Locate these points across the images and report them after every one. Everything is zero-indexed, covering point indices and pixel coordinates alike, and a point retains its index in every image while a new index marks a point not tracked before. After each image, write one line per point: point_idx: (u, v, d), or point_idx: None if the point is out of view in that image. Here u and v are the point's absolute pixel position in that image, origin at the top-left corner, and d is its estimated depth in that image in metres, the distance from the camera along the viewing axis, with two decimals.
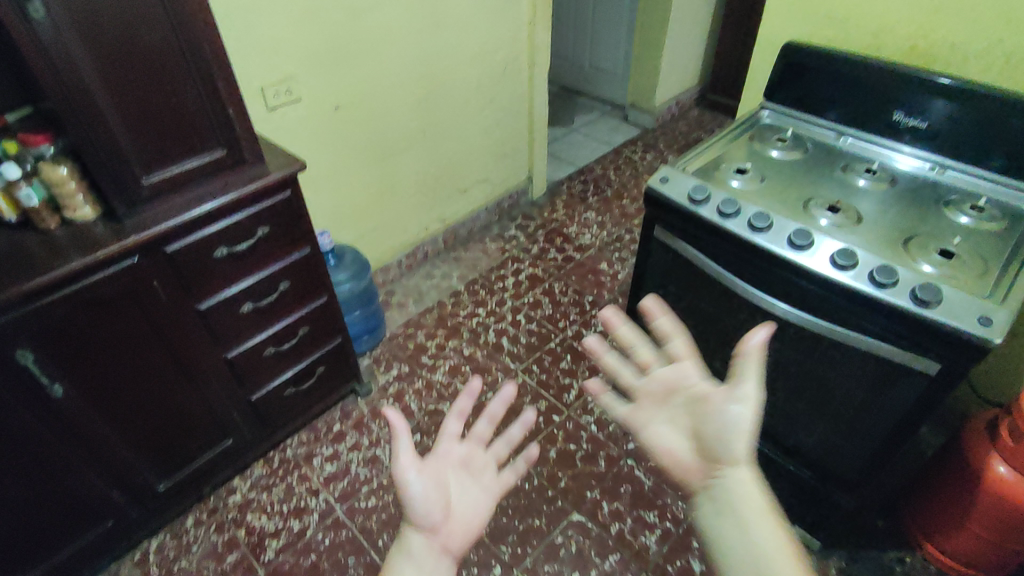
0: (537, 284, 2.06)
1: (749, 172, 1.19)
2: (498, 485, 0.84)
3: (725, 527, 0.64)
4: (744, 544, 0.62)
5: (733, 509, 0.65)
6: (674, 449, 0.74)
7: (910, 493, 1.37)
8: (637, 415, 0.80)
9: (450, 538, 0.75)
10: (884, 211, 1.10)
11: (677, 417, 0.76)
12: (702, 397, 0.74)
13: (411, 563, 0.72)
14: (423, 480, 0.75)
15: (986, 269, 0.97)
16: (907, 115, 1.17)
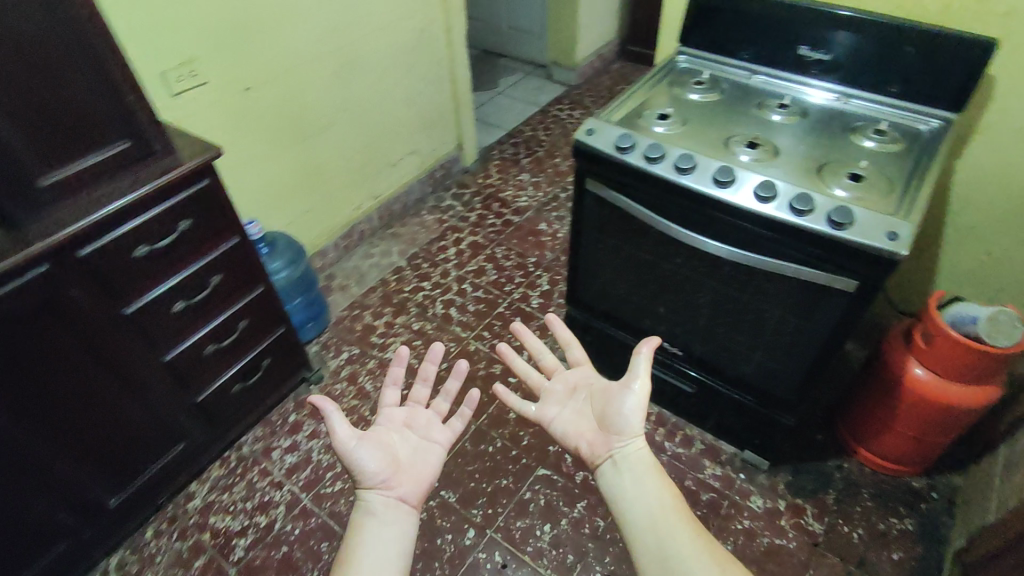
0: (479, 251, 2.06)
1: (672, 117, 1.21)
2: (445, 434, 0.93)
3: (626, 489, 0.79)
4: (639, 506, 0.76)
5: (632, 472, 0.80)
6: (581, 433, 0.88)
7: (841, 405, 1.48)
8: (545, 412, 0.92)
9: (404, 488, 0.83)
10: (799, 142, 1.15)
11: (583, 410, 0.90)
12: (603, 390, 0.89)
13: (373, 517, 0.79)
14: (367, 447, 0.83)
15: (890, 188, 1.03)
16: (812, 49, 1.22)
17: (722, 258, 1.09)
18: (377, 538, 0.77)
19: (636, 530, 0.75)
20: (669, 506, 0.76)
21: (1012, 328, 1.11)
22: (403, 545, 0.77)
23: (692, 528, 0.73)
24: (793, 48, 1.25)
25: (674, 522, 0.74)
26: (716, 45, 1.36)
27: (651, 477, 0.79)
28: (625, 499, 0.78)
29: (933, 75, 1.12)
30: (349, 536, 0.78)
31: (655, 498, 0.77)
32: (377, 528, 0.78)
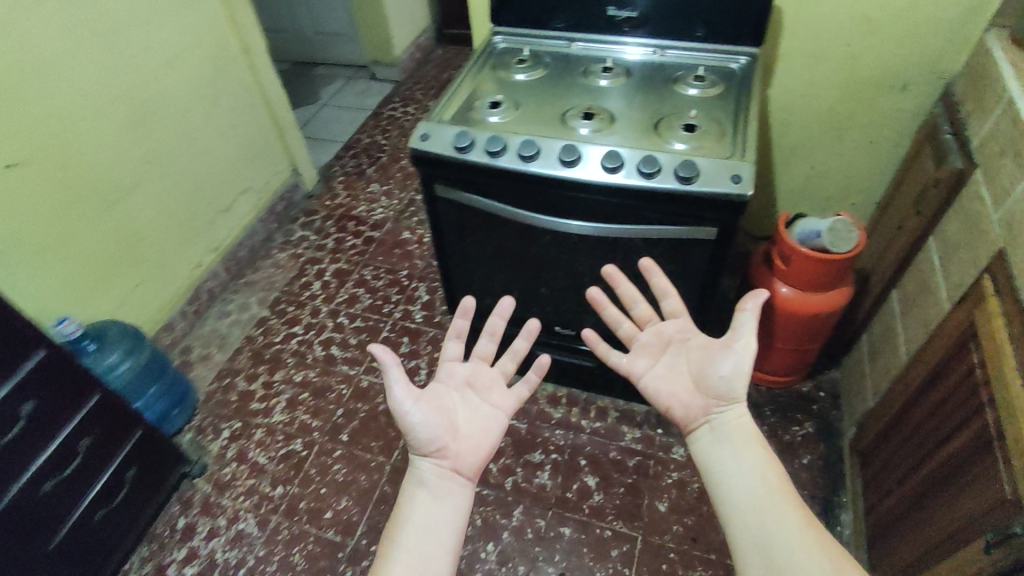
0: (346, 278, 1.92)
1: (504, 103, 1.16)
2: (508, 400, 0.90)
3: (732, 456, 0.77)
4: (740, 479, 0.74)
5: (727, 441, 0.78)
6: (676, 396, 0.84)
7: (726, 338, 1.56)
8: (634, 365, 0.90)
9: (456, 461, 0.81)
10: (630, 103, 1.15)
11: (676, 367, 0.87)
12: (700, 350, 0.84)
13: (426, 488, 0.78)
14: (424, 409, 0.81)
15: (722, 131, 1.06)
16: (619, 9, 1.23)
17: (588, 235, 1.08)
18: (423, 517, 0.76)
19: (732, 504, 0.73)
20: (770, 483, 0.73)
21: (849, 234, 1.20)
22: (451, 527, 0.76)
23: (793, 508, 0.71)
24: (601, 11, 1.25)
25: (777, 499, 0.71)
26: (528, 19, 1.32)
27: (755, 447, 0.77)
28: (722, 469, 0.76)
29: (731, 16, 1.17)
30: (403, 505, 0.77)
31: (759, 472, 0.74)
32: (425, 507, 0.77)
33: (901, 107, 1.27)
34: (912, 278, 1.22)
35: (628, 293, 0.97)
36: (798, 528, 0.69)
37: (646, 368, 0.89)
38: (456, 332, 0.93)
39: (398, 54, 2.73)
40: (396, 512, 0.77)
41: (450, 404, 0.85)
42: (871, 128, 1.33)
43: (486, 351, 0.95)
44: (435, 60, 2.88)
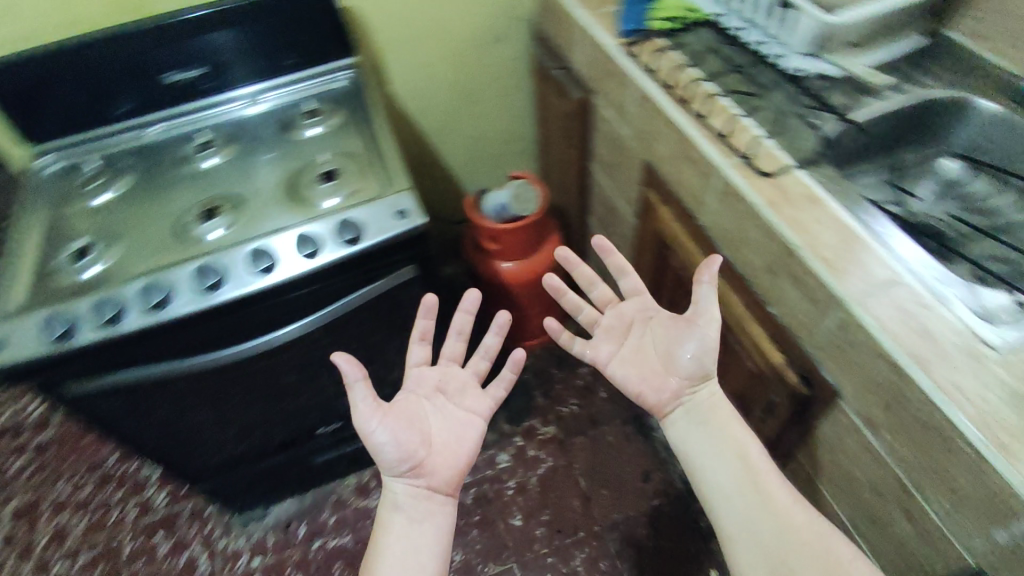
0: (32, 513, 1.41)
1: (94, 242, 0.88)
2: (483, 402, 0.80)
3: (712, 444, 0.71)
4: (729, 469, 0.69)
5: (713, 427, 0.72)
6: (653, 372, 0.75)
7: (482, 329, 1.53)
8: (598, 353, 0.78)
9: (432, 478, 0.72)
10: (253, 173, 0.97)
11: (643, 349, 0.76)
12: (675, 330, 0.73)
13: (402, 512, 0.70)
14: (392, 427, 0.70)
15: (363, 163, 0.95)
16: (183, 70, 1.02)
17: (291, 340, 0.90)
18: (401, 538, 0.69)
19: (729, 498, 0.68)
20: (759, 470, 0.69)
21: (528, 194, 1.25)
22: (434, 549, 0.69)
23: (785, 495, 0.68)
24: (160, 79, 1.02)
25: (770, 485, 0.68)
26: (72, 123, 1.02)
27: (738, 431, 0.72)
28: (706, 460, 0.71)
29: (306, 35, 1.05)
30: (380, 522, 0.71)
31: (740, 458, 0.70)
32: (404, 526, 0.70)
33: (508, 57, 1.31)
34: (596, 202, 1.30)
35: (586, 273, 0.81)
36: (784, 516, 0.66)
37: (610, 353, 0.78)
38: (420, 330, 0.79)
39: None
40: (376, 529, 0.71)
41: (420, 412, 0.75)
42: (496, 85, 1.35)
43: (452, 350, 0.82)
44: None
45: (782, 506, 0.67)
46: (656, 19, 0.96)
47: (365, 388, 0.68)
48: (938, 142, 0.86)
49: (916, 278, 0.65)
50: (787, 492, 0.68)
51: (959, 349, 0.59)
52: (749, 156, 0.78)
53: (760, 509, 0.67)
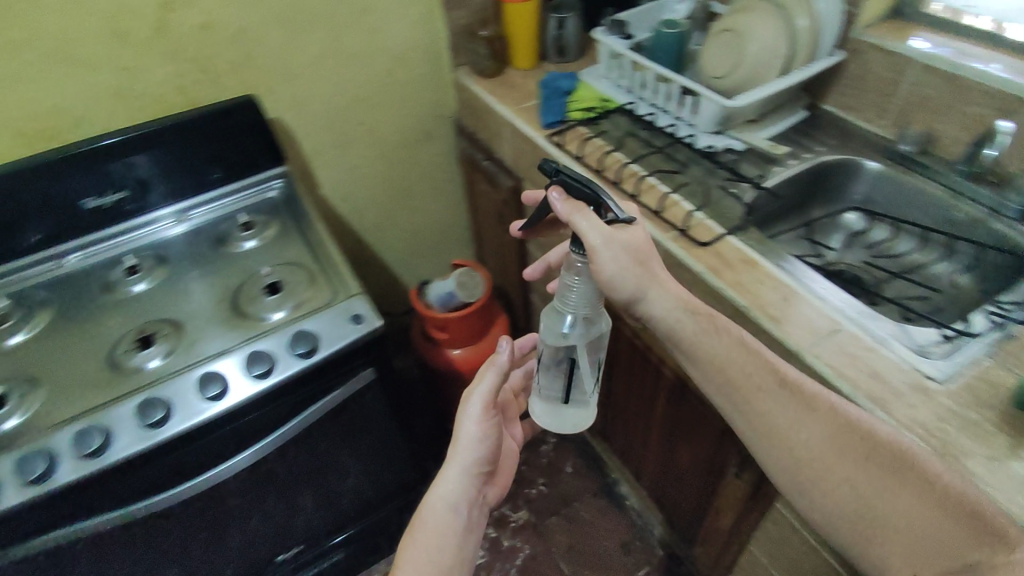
0: None
1: (12, 391, 0.79)
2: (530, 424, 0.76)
3: (783, 426, 0.59)
4: (813, 444, 0.57)
5: (782, 403, 0.59)
6: (717, 367, 0.63)
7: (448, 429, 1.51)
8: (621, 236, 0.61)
9: (490, 490, 0.74)
10: (190, 291, 0.92)
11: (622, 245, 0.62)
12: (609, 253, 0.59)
13: (457, 504, 0.68)
14: (487, 424, 0.70)
15: (311, 270, 0.93)
16: (99, 196, 0.98)
17: (259, 459, 0.84)
18: (438, 532, 0.66)
19: (799, 469, 0.58)
20: (853, 432, 0.56)
21: (474, 282, 1.26)
22: (462, 555, 0.66)
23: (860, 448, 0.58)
24: (76, 207, 0.97)
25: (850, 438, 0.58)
26: None
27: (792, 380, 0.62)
28: (780, 438, 0.59)
29: (231, 149, 1.06)
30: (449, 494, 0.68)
31: (823, 417, 0.58)
32: (453, 526, 0.66)
33: (435, 153, 1.39)
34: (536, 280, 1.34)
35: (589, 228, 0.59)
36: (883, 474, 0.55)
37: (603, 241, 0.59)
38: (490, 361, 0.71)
39: None
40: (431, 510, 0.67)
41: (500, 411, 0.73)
42: (425, 179, 1.42)
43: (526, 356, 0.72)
44: None
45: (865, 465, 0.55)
46: (572, 110, 1.06)
47: (496, 377, 0.70)
48: (841, 199, 0.97)
49: (850, 323, 0.70)
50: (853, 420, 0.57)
51: (906, 386, 0.63)
52: (683, 229, 0.84)
53: (862, 477, 0.54)
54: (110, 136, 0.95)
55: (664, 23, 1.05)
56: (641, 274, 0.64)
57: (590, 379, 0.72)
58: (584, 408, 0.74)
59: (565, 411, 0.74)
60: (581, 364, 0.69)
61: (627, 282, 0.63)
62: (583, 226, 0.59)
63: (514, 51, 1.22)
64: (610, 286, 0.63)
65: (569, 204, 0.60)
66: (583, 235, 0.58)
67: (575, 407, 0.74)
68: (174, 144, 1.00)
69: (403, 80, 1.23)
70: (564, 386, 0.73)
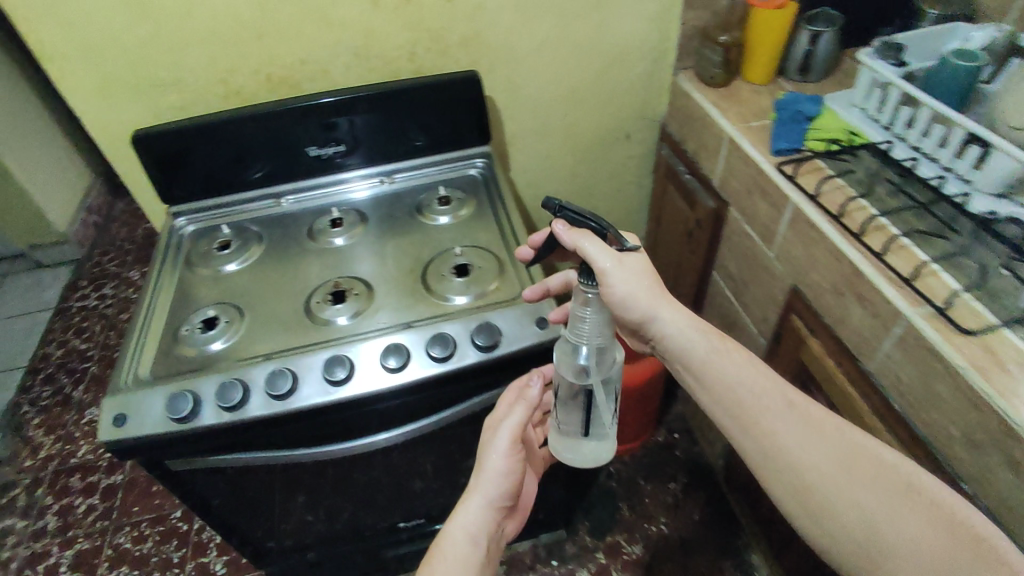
0: (94, 562, 1.36)
1: (223, 314, 0.86)
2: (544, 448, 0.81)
3: (803, 451, 0.60)
4: (817, 465, 0.59)
5: (791, 424, 0.62)
6: (731, 390, 0.65)
7: None
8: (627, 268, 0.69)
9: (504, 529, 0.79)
10: (383, 255, 0.94)
11: (633, 270, 0.69)
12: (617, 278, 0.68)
13: (476, 535, 0.71)
14: (511, 458, 0.74)
15: (500, 260, 0.91)
16: (320, 147, 1.03)
17: (414, 438, 0.83)
18: (456, 558, 0.68)
19: (806, 494, 0.59)
20: (860, 458, 0.59)
21: None
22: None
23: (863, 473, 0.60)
24: (301, 153, 1.03)
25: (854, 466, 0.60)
26: (211, 187, 1.04)
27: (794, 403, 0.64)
28: (790, 461, 0.60)
29: (444, 123, 1.06)
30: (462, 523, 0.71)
31: (834, 441, 0.60)
32: (470, 554, 0.69)
33: (631, 155, 1.32)
34: (711, 311, 1.23)
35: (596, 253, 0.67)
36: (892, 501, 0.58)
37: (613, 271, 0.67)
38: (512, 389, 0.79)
39: (66, 231, 2.10)
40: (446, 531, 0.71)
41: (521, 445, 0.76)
42: (613, 179, 1.36)
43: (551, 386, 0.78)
44: (123, 214, 2.32)
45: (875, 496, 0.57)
46: (811, 139, 0.94)
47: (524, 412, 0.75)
48: None
49: None
50: (860, 441, 0.60)
51: None
52: (941, 306, 0.69)
53: (873, 501, 0.56)
54: (340, 92, 0.99)
55: (958, 53, 0.87)
56: (651, 294, 0.70)
57: (609, 415, 0.77)
58: (602, 444, 0.79)
59: (586, 444, 0.78)
60: (602, 400, 0.74)
61: (636, 296, 0.69)
62: (590, 251, 0.66)
63: (749, 63, 1.10)
64: (618, 300, 0.70)
65: (573, 232, 0.68)
66: (590, 257, 0.67)
67: (595, 443, 0.78)
68: (396, 109, 1.02)
69: (620, 76, 1.17)
70: (587, 423, 0.77)
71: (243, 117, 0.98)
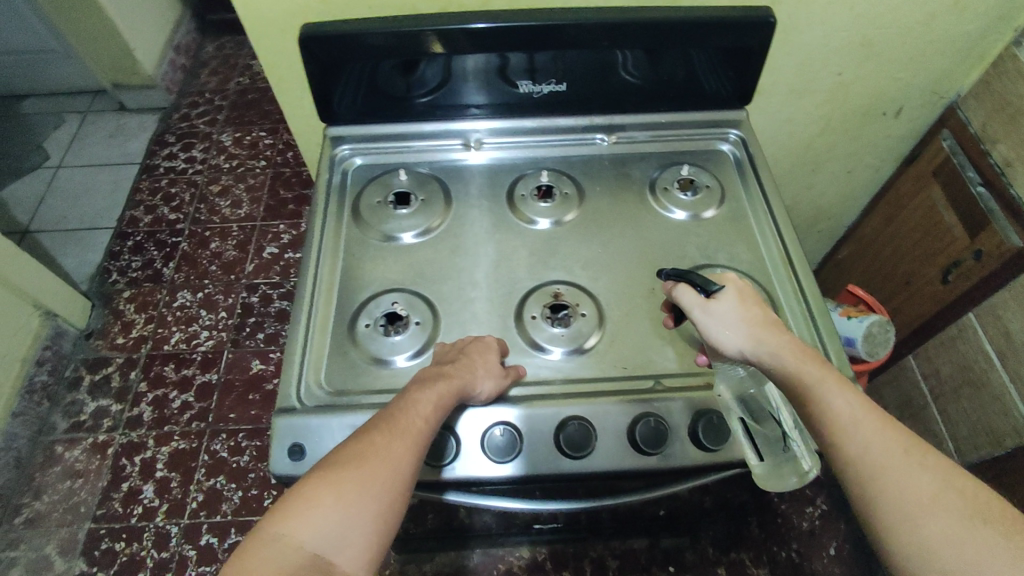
0: (191, 465, 1.31)
1: (412, 310, 0.67)
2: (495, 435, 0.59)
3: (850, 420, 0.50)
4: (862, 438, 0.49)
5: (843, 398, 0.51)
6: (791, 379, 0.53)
7: None
8: (734, 310, 0.58)
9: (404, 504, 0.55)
10: (611, 256, 0.72)
11: (738, 312, 0.58)
12: (722, 322, 0.58)
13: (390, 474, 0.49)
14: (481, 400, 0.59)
15: (771, 298, 0.69)
16: (528, 82, 0.77)
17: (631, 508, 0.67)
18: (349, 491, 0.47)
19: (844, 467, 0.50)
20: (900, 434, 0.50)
21: (886, 338, 0.93)
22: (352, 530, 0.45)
23: (922, 480, 0.47)
24: (504, 85, 0.78)
25: (896, 482, 0.47)
26: (378, 111, 0.81)
27: (823, 394, 0.52)
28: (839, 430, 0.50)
29: (688, 75, 0.78)
30: (371, 456, 0.48)
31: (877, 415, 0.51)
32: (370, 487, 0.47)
33: (890, 133, 1.01)
34: (940, 353, 1.02)
35: (691, 299, 0.60)
36: (967, 518, 0.45)
37: (717, 313, 0.58)
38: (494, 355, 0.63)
39: (153, 74, 1.90)
40: (320, 465, 0.48)
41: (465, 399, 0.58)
42: (852, 157, 1.06)
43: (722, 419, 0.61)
44: (212, 59, 2.11)
45: (887, 469, 0.48)
46: None
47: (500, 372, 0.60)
48: None
49: None
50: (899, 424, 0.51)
51: None
52: None
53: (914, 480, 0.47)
54: (557, 16, 0.69)
55: None
56: (753, 319, 0.58)
57: (782, 421, 0.59)
58: (794, 456, 0.57)
59: (772, 465, 0.57)
60: (748, 408, 0.60)
61: (726, 338, 0.57)
62: (689, 302, 0.60)
63: None
64: (712, 345, 0.59)
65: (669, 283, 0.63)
66: (682, 304, 0.61)
67: (782, 459, 0.57)
68: (629, 50, 0.73)
69: (936, 36, 0.84)
70: (758, 442, 0.59)
71: (380, 34, 0.69)
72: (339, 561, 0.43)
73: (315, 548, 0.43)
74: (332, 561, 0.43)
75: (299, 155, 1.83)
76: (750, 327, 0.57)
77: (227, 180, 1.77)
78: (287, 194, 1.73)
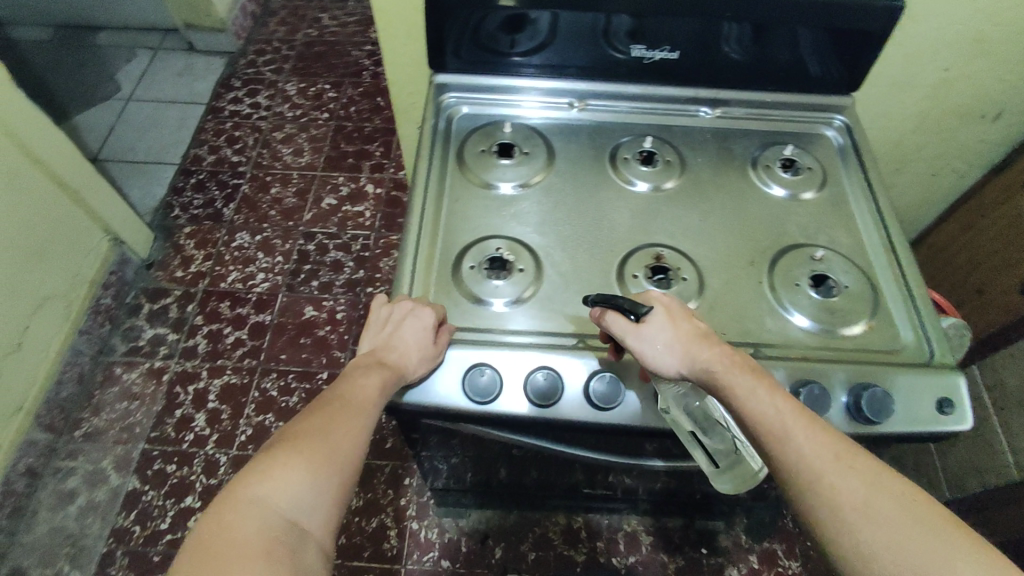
0: (242, 399, 1.35)
1: (516, 257, 0.69)
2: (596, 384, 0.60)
3: (788, 433, 0.47)
4: (802, 453, 0.46)
5: (778, 407, 0.49)
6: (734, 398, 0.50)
7: None
8: (664, 333, 0.55)
9: None
10: (711, 227, 0.73)
11: (668, 335, 0.55)
12: (655, 350, 0.55)
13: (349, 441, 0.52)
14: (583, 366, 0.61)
15: (871, 283, 0.69)
16: (638, 47, 0.77)
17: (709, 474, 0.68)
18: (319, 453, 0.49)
19: (785, 484, 0.47)
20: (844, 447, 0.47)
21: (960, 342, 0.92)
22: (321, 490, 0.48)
23: (856, 487, 0.45)
24: (612, 49, 0.78)
25: (830, 489, 0.45)
26: (482, 63, 0.82)
27: (751, 403, 0.50)
28: (779, 445, 0.47)
29: (796, 55, 0.77)
30: (335, 428, 0.51)
31: (817, 427, 0.48)
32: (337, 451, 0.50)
33: (983, 139, 1.00)
34: (1006, 364, 1.02)
35: (621, 327, 0.57)
36: (909, 530, 0.42)
37: (652, 335, 0.55)
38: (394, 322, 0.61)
39: (225, 17, 1.92)
40: (283, 439, 0.50)
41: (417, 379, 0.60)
42: (937, 160, 1.05)
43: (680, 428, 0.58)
44: (280, 9, 2.14)
45: (831, 487, 0.45)
46: None
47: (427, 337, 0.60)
48: None
49: None
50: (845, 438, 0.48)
51: None
52: None
53: (863, 500, 0.44)
54: None
55: None
56: (683, 340, 0.54)
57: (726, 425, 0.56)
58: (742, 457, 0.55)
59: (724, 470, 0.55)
60: (692, 419, 0.57)
61: (663, 360, 0.54)
62: (619, 325, 0.57)
63: None
64: (654, 371, 0.55)
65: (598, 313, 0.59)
66: (614, 333, 0.57)
67: (732, 462, 0.55)
68: (743, 23, 0.72)
69: None
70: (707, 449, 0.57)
71: None
72: (309, 525, 0.46)
73: (291, 513, 0.46)
74: (305, 527, 0.46)
75: (362, 111, 1.84)
76: (683, 345, 0.54)
77: (290, 128, 1.79)
78: (347, 148, 1.75)
